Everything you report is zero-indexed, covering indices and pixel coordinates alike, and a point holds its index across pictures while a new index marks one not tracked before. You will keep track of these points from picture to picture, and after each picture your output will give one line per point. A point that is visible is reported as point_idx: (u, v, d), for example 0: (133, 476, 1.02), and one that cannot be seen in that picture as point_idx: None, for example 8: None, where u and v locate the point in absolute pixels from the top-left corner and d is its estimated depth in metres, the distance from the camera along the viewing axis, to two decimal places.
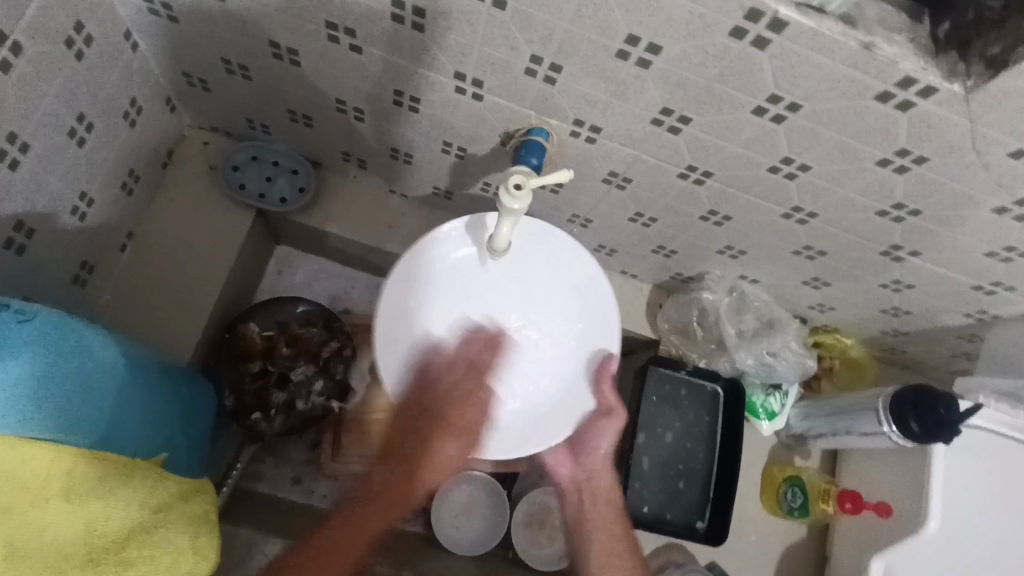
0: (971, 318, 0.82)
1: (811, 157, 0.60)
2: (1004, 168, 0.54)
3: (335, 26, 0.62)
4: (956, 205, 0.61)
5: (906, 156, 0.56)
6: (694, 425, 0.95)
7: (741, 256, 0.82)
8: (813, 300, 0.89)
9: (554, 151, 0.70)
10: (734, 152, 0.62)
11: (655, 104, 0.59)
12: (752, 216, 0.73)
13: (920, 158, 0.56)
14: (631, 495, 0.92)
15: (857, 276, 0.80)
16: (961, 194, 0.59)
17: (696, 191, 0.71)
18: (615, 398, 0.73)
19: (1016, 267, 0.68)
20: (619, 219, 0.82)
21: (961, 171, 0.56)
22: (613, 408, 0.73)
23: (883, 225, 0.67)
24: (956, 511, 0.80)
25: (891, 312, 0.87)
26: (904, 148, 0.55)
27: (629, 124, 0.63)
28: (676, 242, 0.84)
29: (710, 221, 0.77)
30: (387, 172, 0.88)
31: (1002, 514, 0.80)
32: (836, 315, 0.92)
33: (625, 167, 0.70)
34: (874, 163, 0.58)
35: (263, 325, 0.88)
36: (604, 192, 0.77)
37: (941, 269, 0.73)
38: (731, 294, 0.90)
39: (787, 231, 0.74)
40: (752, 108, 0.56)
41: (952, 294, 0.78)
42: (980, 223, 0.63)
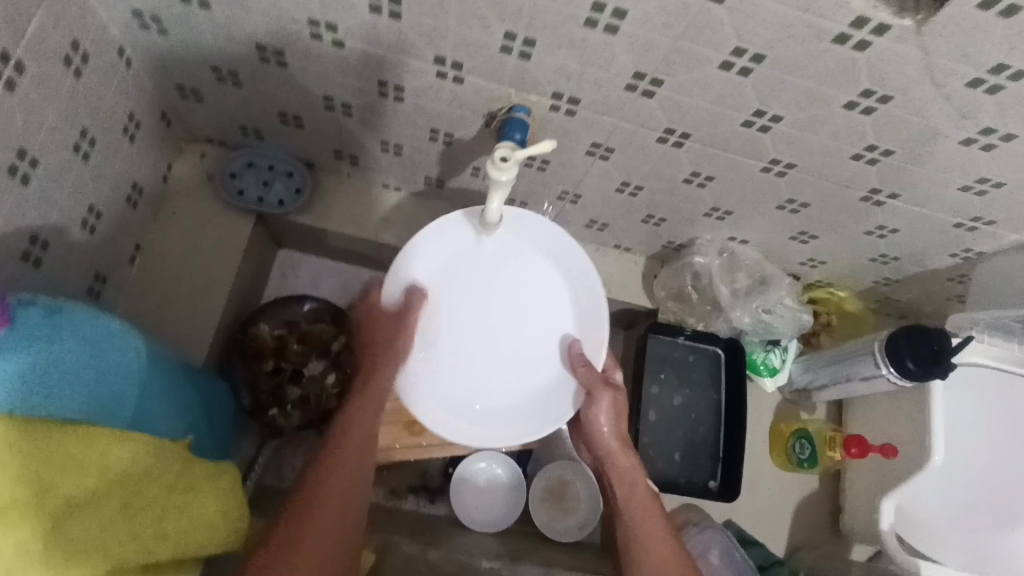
0: (958, 258, 0.84)
1: (781, 108, 0.63)
2: (965, 99, 0.57)
3: (317, 23, 0.65)
4: (926, 142, 0.64)
5: (871, 96, 0.59)
6: (701, 389, 0.98)
7: (728, 216, 0.85)
8: (804, 255, 0.91)
9: (536, 127, 0.72)
10: (707, 109, 0.65)
11: (627, 69, 0.62)
12: (733, 174, 0.76)
13: (884, 97, 0.59)
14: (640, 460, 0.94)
15: (842, 224, 0.82)
16: (929, 129, 0.62)
17: (677, 154, 0.74)
18: (590, 376, 0.75)
19: (992, 199, 0.70)
20: (607, 191, 0.85)
21: (925, 105, 0.59)
22: (592, 386, 0.75)
23: (860, 168, 0.70)
24: (958, 461, 0.83)
25: (880, 259, 0.89)
26: (867, 88, 0.58)
27: (606, 92, 0.65)
28: (664, 208, 0.86)
29: (693, 182, 0.79)
30: (379, 167, 0.91)
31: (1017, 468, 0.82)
32: (827, 269, 0.94)
33: (606, 136, 0.73)
34: (842, 106, 0.61)
35: (272, 324, 0.91)
36: (589, 164, 0.79)
37: (920, 210, 0.76)
38: (722, 255, 0.92)
39: (768, 185, 0.76)
40: (719, 63, 0.58)
41: (937, 234, 0.80)
42: (951, 157, 0.65)
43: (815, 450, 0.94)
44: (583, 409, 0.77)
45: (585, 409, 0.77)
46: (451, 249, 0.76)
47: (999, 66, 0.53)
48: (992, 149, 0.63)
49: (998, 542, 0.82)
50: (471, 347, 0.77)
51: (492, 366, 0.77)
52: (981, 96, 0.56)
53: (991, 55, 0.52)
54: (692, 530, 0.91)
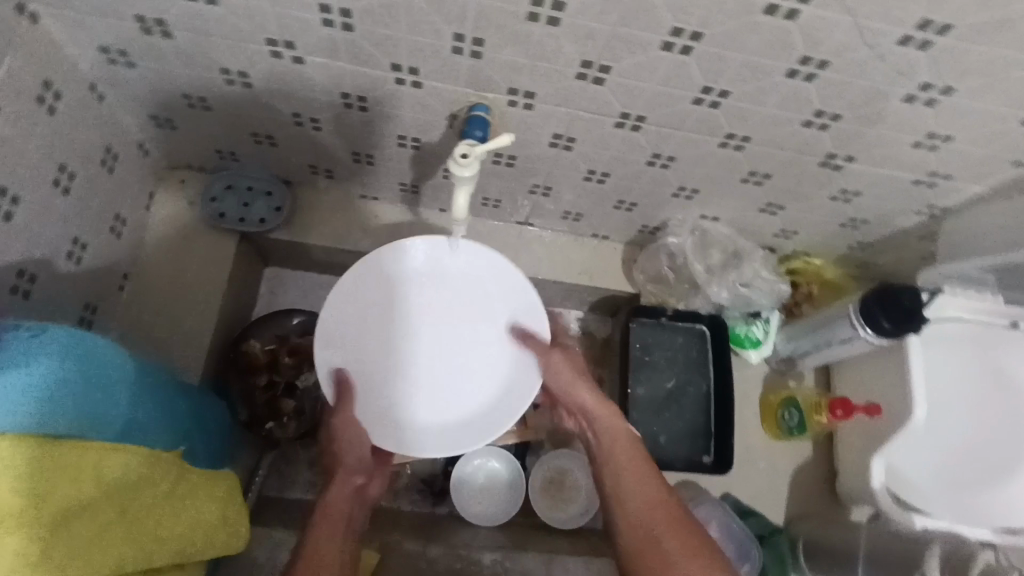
0: (923, 215, 0.86)
1: (726, 82, 0.65)
2: (899, 57, 0.59)
3: (275, 42, 0.67)
4: (872, 103, 0.66)
5: (809, 62, 0.61)
6: (688, 367, 1.00)
7: (696, 194, 0.87)
8: (774, 227, 0.93)
9: (498, 123, 0.75)
10: (657, 91, 0.67)
11: (574, 60, 0.64)
12: (693, 152, 0.78)
13: (822, 63, 0.61)
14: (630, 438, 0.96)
15: (807, 192, 0.84)
16: (870, 90, 0.64)
17: (636, 138, 0.76)
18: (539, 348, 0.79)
19: (944, 153, 0.72)
20: (576, 181, 0.87)
21: (863, 67, 0.61)
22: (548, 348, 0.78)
23: (813, 135, 0.72)
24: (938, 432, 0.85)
25: (849, 224, 0.91)
26: (804, 55, 0.60)
27: (558, 83, 0.68)
28: (633, 193, 0.88)
29: (656, 164, 0.81)
30: (355, 178, 0.93)
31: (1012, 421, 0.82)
32: (801, 238, 0.96)
33: (566, 126, 0.75)
34: (784, 76, 0.63)
35: (263, 340, 0.92)
36: (554, 156, 0.82)
37: (877, 170, 0.78)
38: (695, 234, 0.94)
39: (728, 159, 0.78)
40: (660, 45, 0.61)
41: (898, 193, 0.82)
42: (898, 115, 0.67)
43: (803, 417, 0.96)
44: (549, 382, 0.78)
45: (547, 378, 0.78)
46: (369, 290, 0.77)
47: (924, 21, 0.55)
48: (934, 104, 0.65)
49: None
50: (462, 365, 0.81)
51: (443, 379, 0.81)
52: (913, 53, 0.58)
53: (914, 12, 0.54)
54: (689, 505, 0.92)
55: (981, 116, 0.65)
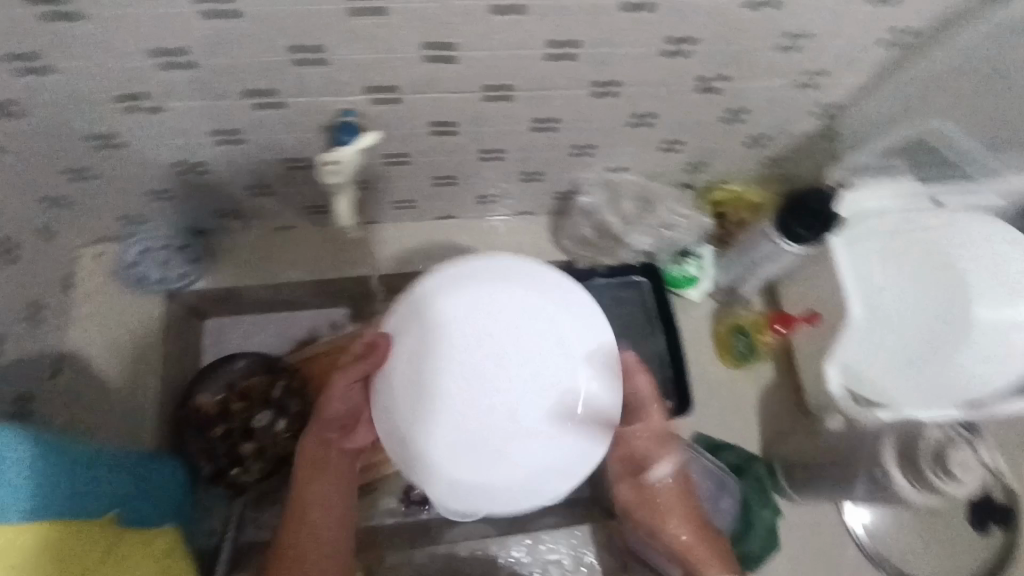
0: (819, 116, 0.85)
1: (571, 31, 0.65)
2: None
3: (128, 96, 0.67)
4: (719, 18, 0.65)
5: None
6: (633, 324, 0.97)
7: (593, 149, 0.87)
8: (682, 163, 0.92)
9: (373, 123, 0.75)
10: (510, 56, 0.67)
11: (417, 44, 0.64)
12: (572, 108, 0.78)
13: None
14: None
15: (698, 121, 0.84)
16: (710, 6, 0.64)
17: (512, 107, 0.76)
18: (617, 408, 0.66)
19: (810, 51, 0.72)
20: (475, 163, 0.87)
21: None
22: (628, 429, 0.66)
23: (677, 63, 0.72)
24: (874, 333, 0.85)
25: (751, 141, 0.89)
26: None
27: (412, 70, 0.67)
28: (533, 162, 0.88)
29: (543, 128, 0.81)
30: (264, 210, 0.93)
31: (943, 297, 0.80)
32: (710, 166, 0.94)
33: (440, 111, 0.75)
34: (622, 13, 0.63)
35: (214, 391, 0.92)
36: (442, 143, 0.82)
37: (756, 84, 0.77)
38: (607, 188, 0.94)
39: (608, 107, 0.78)
40: (491, 10, 0.61)
41: (787, 103, 0.82)
42: (749, 22, 0.67)
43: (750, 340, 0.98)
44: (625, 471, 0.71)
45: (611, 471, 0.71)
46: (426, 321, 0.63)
47: None
48: (777, 6, 0.65)
49: (992, 366, 0.78)
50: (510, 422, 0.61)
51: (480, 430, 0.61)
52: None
53: None
54: None
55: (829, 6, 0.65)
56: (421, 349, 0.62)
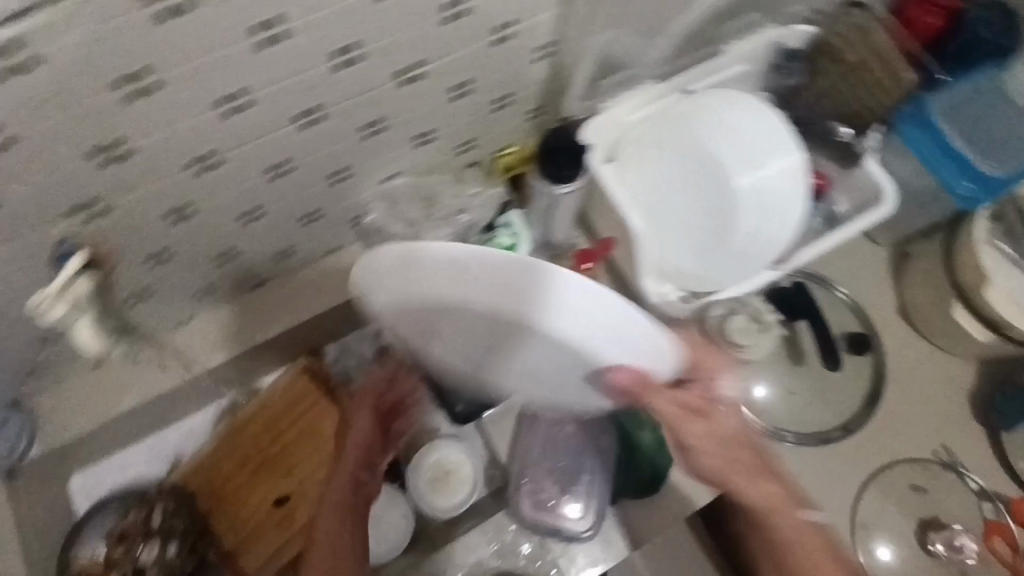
0: (543, 55, 0.83)
1: (227, 85, 0.62)
2: None
3: None
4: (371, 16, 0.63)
5: (266, 27, 0.58)
6: None
7: (351, 171, 0.85)
8: (448, 147, 0.92)
9: (100, 237, 0.72)
10: (186, 129, 0.64)
11: (77, 157, 0.60)
12: (294, 146, 0.75)
13: (279, 20, 0.58)
14: (450, 399, 0.89)
15: (432, 107, 0.82)
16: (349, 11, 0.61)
17: (233, 169, 0.74)
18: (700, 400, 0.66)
19: (487, 10, 0.71)
20: (241, 228, 0.85)
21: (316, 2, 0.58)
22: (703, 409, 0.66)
23: (364, 70, 0.70)
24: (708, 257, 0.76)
25: (498, 104, 0.89)
26: (253, 25, 0.57)
27: (96, 180, 0.64)
28: (299, 204, 0.86)
29: (282, 173, 0.79)
30: (62, 352, 0.89)
31: (716, 194, 0.81)
32: (479, 138, 0.94)
33: (162, 202, 0.72)
34: (264, 51, 0.61)
35: (94, 543, 0.93)
36: (192, 226, 0.79)
37: (460, 55, 0.75)
38: (389, 196, 0.93)
39: (330, 131, 0.76)
40: (123, 98, 0.57)
41: (505, 59, 0.80)
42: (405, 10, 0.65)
43: None
44: (704, 460, 0.67)
45: (692, 434, 0.66)
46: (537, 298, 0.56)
47: None
48: None
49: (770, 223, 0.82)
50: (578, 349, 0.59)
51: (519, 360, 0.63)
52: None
53: None
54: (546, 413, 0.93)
55: None
56: (461, 268, 0.56)
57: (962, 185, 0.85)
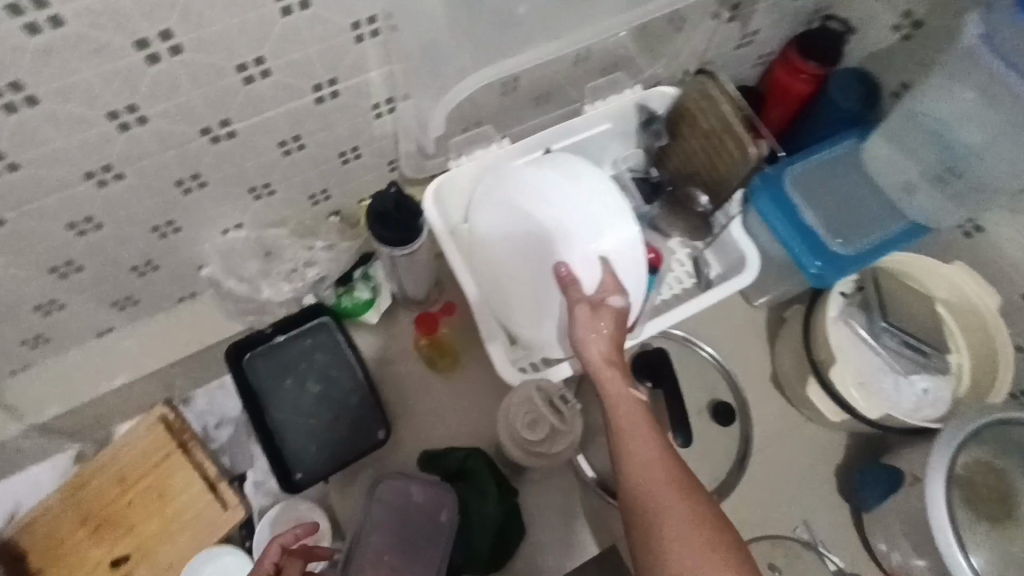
0: (386, 115, 0.80)
1: None
2: (68, 43, 0.54)
3: None
4: (136, 80, 0.60)
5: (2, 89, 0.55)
6: (322, 367, 0.93)
7: (178, 225, 0.81)
8: (295, 200, 0.88)
9: None
10: None
11: None
12: (93, 204, 0.71)
13: (19, 83, 0.55)
14: (291, 465, 0.90)
15: (259, 164, 0.78)
16: (106, 73, 0.58)
17: (22, 226, 0.69)
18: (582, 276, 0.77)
19: (288, 71, 0.67)
20: (58, 283, 0.80)
21: (59, 66, 0.55)
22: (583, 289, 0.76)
23: (152, 130, 0.66)
24: (492, 196, 0.84)
25: (345, 158, 0.85)
26: None
27: None
28: (124, 258, 0.82)
29: (90, 230, 0.75)
30: None
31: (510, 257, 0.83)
32: (337, 192, 0.90)
33: None
34: (11, 113, 0.57)
35: None
36: None
37: (271, 114, 0.71)
38: (233, 249, 0.89)
39: (133, 189, 0.72)
40: None
41: (333, 117, 0.76)
42: (178, 74, 0.61)
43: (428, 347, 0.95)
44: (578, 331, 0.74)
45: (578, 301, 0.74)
46: (483, 212, 0.85)
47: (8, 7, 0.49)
48: (183, 50, 0.59)
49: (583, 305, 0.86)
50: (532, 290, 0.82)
51: (509, 238, 0.83)
52: (67, 32, 0.53)
53: None
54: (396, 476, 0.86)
55: (243, 31, 0.60)
56: (498, 220, 0.83)
57: (813, 264, 0.83)
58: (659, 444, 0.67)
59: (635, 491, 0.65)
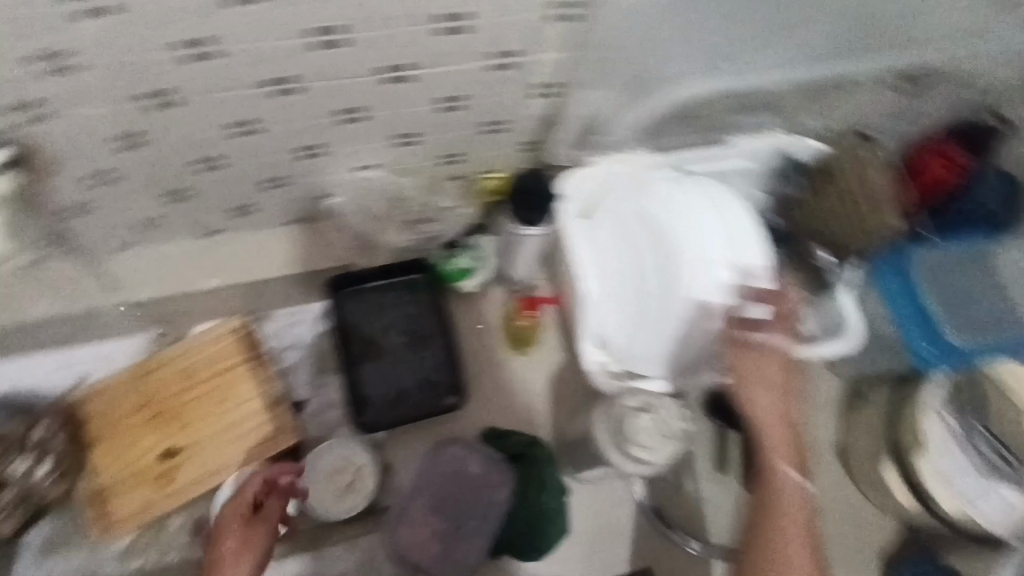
0: (545, 97, 0.82)
1: (193, 29, 0.60)
2: None
3: None
4: (354, 4, 0.61)
5: None
6: (409, 321, 0.95)
7: (322, 150, 0.83)
8: (429, 155, 0.89)
9: (44, 145, 0.70)
10: (140, 60, 0.62)
11: (25, 54, 0.58)
12: (261, 111, 0.73)
13: None
14: (361, 405, 0.92)
15: (417, 113, 0.80)
16: None
17: (192, 114, 0.71)
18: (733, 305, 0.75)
19: (484, 31, 0.68)
20: (195, 176, 0.82)
21: None
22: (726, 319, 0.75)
23: (345, 55, 0.67)
24: (643, 201, 0.82)
25: (490, 129, 0.86)
26: None
27: (45, 88, 0.62)
28: (262, 169, 0.84)
29: (247, 134, 0.76)
30: None
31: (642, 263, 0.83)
32: (469, 159, 0.92)
33: (117, 126, 0.70)
34: (235, 5, 0.58)
35: None
36: (143, 159, 0.76)
37: (449, 68, 0.73)
38: (358, 187, 0.91)
39: (302, 106, 0.73)
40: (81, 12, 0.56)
41: (499, 86, 0.78)
42: (392, 8, 0.62)
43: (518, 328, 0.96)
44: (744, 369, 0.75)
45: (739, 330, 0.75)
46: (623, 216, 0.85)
47: None
48: None
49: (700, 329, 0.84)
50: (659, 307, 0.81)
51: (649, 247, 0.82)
52: None
53: None
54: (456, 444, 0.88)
55: None
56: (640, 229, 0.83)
57: (916, 341, 0.86)
58: (799, 499, 0.71)
59: (760, 539, 0.71)
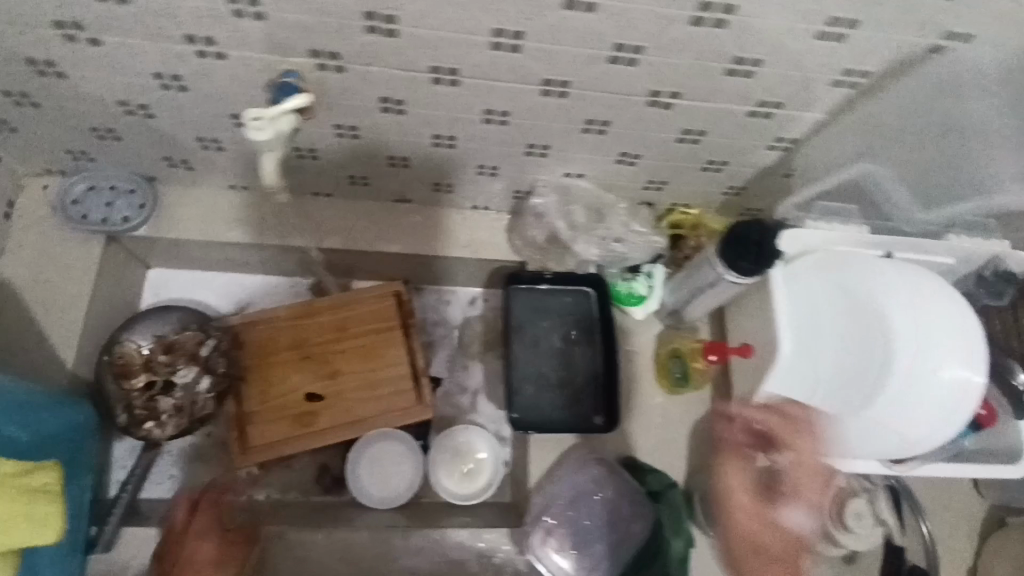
0: (778, 150, 0.82)
1: (511, 21, 0.61)
2: None
3: (62, 24, 0.65)
4: (668, 29, 0.62)
5: None
6: (569, 331, 0.99)
7: (550, 150, 0.84)
8: (641, 177, 0.90)
9: (318, 91, 0.73)
10: (447, 38, 0.64)
11: (355, 11, 0.61)
12: (520, 105, 0.74)
13: None
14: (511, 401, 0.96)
15: (655, 138, 0.80)
16: (658, 16, 0.60)
17: (460, 94, 0.73)
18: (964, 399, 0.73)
19: (766, 79, 0.68)
20: (425, 147, 0.84)
21: None
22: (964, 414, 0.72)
23: (627, 73, 0.68)
24: (865, 273, 0.77)
25: (710, 166, 0.86)
26: None
27: (351, 43, 0.65)
28: (486, 155, 0.85)
29: (494, 121, 0.78)
30: (213, 167, 0.91)
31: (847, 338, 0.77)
32: (673, 189, 0.92)
33: (389, 88, 0.72)
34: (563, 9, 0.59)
35: (140, 341, 0.91)
36: (391, 122, 0.79)
37: (712, 105, 0.73)
38: (561, 191, 0.92)
39: (559, 108, 0.75)
40: None
41: (747, 130, 0.78)
42: (703, 40, 0.63)
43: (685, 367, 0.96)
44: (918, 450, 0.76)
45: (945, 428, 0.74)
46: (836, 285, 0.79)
47: None
48: (727, 26, 0.61)
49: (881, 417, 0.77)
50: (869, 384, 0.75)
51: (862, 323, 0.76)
52: None
53: None
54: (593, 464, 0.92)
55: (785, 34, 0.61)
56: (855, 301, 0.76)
57: None
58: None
59: None
